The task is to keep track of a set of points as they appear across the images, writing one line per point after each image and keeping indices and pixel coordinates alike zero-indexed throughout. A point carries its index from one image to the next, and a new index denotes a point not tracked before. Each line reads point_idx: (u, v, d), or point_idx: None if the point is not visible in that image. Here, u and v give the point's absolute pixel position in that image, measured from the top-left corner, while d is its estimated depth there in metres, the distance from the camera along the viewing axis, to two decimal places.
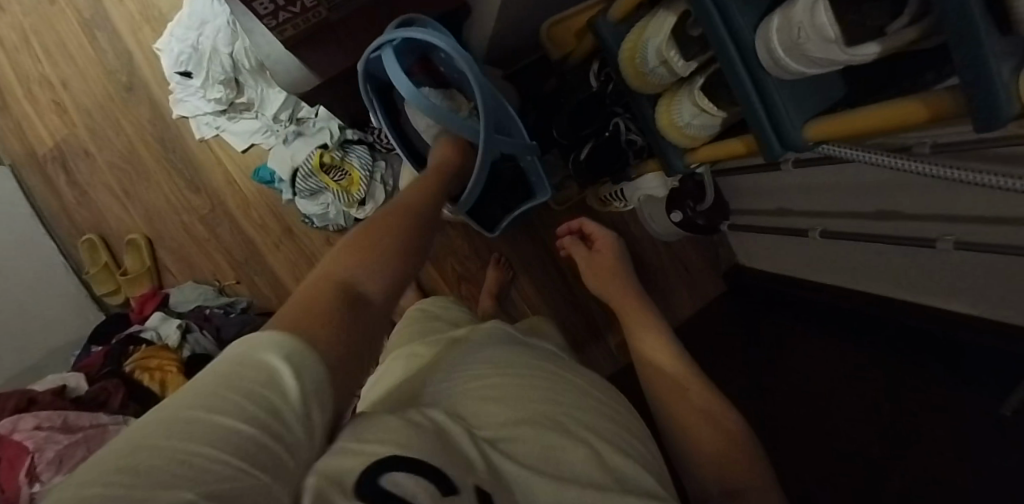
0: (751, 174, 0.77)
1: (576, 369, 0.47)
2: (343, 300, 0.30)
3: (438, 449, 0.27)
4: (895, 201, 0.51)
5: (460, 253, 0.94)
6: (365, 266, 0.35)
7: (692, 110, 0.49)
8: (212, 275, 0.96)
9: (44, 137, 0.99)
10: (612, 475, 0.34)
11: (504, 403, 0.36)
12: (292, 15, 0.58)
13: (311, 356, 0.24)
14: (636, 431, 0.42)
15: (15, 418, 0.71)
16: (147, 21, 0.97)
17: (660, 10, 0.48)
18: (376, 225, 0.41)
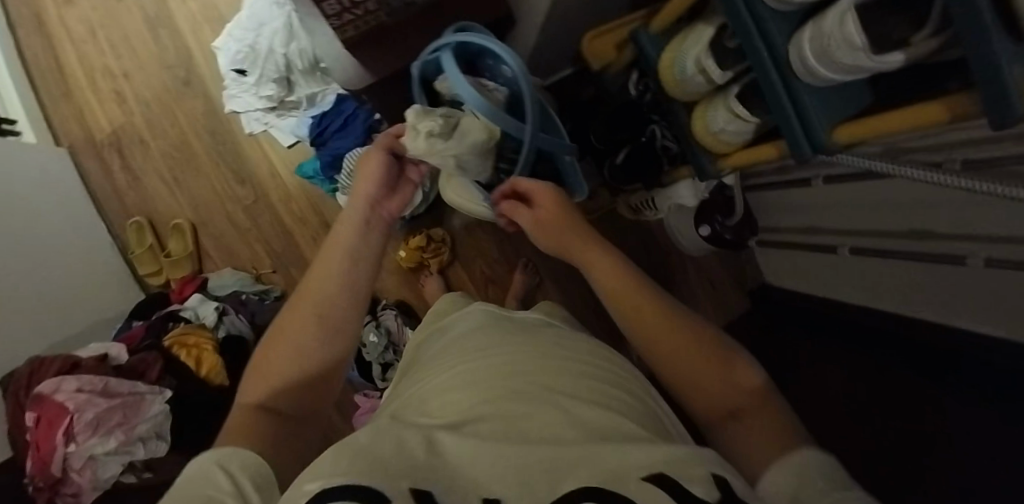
0: (779, 191, 0.81)
1: (576, 340, 0.47)
2: (263, 424, 0.35)
3: (374, 462, 0.23)
4: (926, 219, 0.53)
5: (489, 256, 0.97)
6: (275, 382, 0.39)
7: (726, 117, 0.53)
8: (249, 263, 1.00)
9: (103, 124, 1.07)
10: (589, 428, 0.30)
11: (467, 398, 0.34)
12: (355, 17, 0.63)
13: (244, 454, 0.31)
14: (636, 393, 0.41)
15: (60, 378, 0.76)
16: (207, 21, 1.04)
17: (698, 24, 0.53)
18: (288, 318, 0.42)
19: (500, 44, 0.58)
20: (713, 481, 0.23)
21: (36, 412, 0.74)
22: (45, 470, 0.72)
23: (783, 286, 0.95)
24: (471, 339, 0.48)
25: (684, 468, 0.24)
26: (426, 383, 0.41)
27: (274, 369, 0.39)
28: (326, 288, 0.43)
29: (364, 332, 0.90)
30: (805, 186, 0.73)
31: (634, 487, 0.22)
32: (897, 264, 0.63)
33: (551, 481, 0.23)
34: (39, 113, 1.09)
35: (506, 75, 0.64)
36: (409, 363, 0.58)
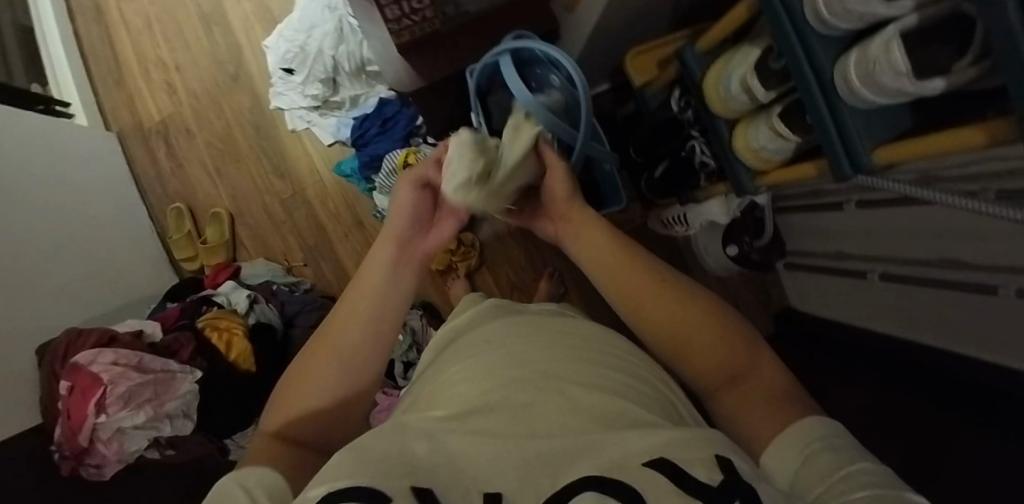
0: (808, 214, 0.83)
1: (590, 329, 0.49)
2: (289, 452, 0.35)
3: (381, 464, 0.25)
4: (960, 250, 0.55)
5: (516, 262, 0.99)
6: (303, 407, 0.38)
7: (768, 135, 0.55)
8: (282, 255, 1.04)
9: (152, 112, 1.12)
10: (600, 422, 0.31)
11: (477, 392, 0.36)
12: (412, 23, 0.67)
13: (262, 469, 0.32)
14: (644, 376, 0.42)
15: (97, 350, 0.78)
16: (259, 21, 1.10)
17: (744, 45, 0.55)
18: (314, 355, 0.40)
19: (557, 49, 0.60)
20: (717, 464, 0.24)
21: (69, 382, 0.76)
22: (72, 439, 0.73)
23: (807, 311, 0.96)
24: (482, 336, 0.49)
25: (689, 453, 0.25)
26: (439, 381, 0.43)
27: (298, 402, 0.39)
28: (353, 329, 0.40)
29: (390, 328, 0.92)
30: (836, 210, 0.75)
31: (636, 476, 0.23)
32: (924, 292, 0.65)
33: (551, 476, 0.25)
34: (92, 98, 1.15)
35: (554, 85, 0.68)
36: (428, 356, 0.60)
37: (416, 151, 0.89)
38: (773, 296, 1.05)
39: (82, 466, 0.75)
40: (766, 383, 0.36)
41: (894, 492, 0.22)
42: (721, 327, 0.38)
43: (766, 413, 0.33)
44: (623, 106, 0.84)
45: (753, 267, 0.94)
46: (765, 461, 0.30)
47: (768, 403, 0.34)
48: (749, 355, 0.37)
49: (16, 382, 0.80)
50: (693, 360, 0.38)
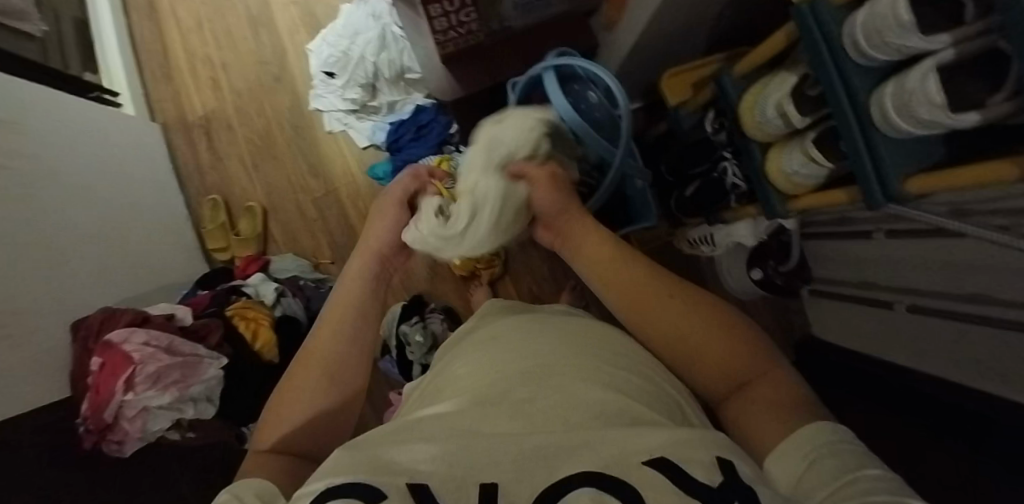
0: (837, 242, 0.84)
1: (603, 329, 0.53)
2: (282, 459, 0.41)
3: (377, 466, 0.32)
4: (985, 285, 0.56)
5: (537, 274, 1.02)
6: (289, 421, 0.44)
7: (801, 160, 0.56)
8: (310, 251, 1.07)
9: (196, 107, 1.18)
10: (597, 412, 0.35)
11: (477, 394, 0.41)
12: (457, 36, 0.70)
13: (264, 481, 0.37)
14: (657, 379, 0.45)
15: (130, 329, 0.81)
16: (304, 25, 1.15)
17: (782, 72, 0.57)
18: (298, 374, 0.47)
19: (599, 66, 0.63)
20: (716, 466, 0.28)
21: (100, 358, 0.78)
22: (97, 415, 0.75)
23: (831, 340, 0.97)
24: (491, 338, 0.54)
25: (688, 453, 0.29)
26: (450, 382, 0.47)
27: (285, 419, 0.44)
28: (329, 350, 0.48)
29: (410, 332, 0.95)
30: (864, 238, 0.76)
31: (633, 473, 0.28)
32: (949, 325, 0.65)
33: (546, 468, 0.30)
34: (140, 90, 1.20)
35: (591, 101, 0.71)
36: (444, 352, 0.64)
37: (450, 159, 0.92)
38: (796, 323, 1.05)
39: (104, 442, 0.76)
40: (774, 389, 0.38)
41: (893, 495, 0.23)
42: (733, 337, 0.41)
43: (774, 416, 0.36)
44: (656, 125, 0.87)
45: (778, 293, 0.94)
46: (767, 464, 0.33)
47: (773, 406, 0.36)
48: (762, 367, 0.40)
49: (55, 355, 0.83)
50: (701, 369, 0.41)
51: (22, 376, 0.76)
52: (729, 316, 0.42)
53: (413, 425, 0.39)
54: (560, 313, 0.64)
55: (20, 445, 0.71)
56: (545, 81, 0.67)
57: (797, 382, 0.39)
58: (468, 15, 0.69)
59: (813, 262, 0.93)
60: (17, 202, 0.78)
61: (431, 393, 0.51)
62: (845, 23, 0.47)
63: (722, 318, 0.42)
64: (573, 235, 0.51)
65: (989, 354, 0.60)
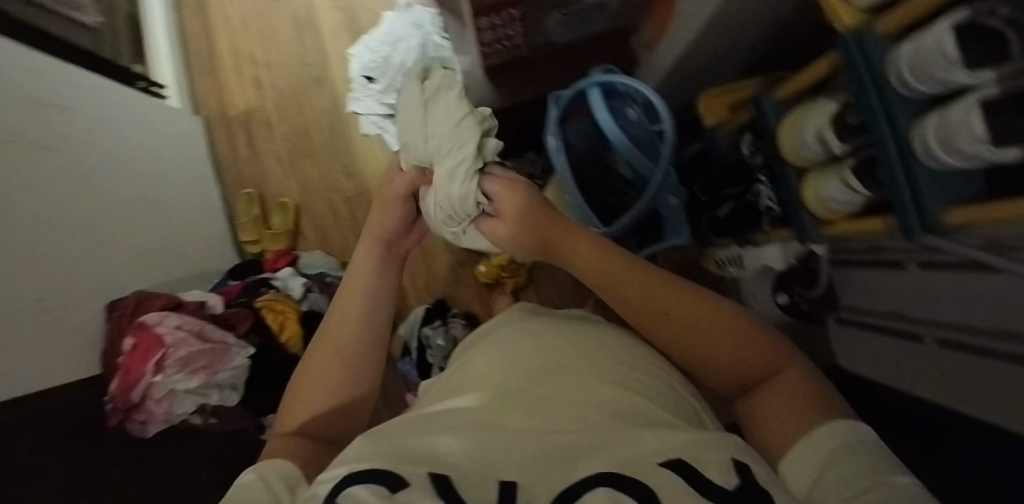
0: (869, 271, 0.85)
1: (621, 343, 0.55)
2: (301, 443, 0.44)
3: (399, 456, 0.33)
4: (1011, 321, 0.56)
5: (560, 287, 1.12)
6: (305, 409, 0.48)
7: (840, 187, 0.58)
8: (339, 250, 1.12)
9: (239, 103, 1.23)
10: (604, 412, 0.39)
11: (498, 393, 0.43)
12: (504, 50, 0.73)
13: (289, 467, 0.40)
14: (668, 391, 0.48)
15: (163, 313, 0.83)
16: (348, 31, 1.19)
17: (823, 99, 0.58)
18: (315, 360, 0.51)
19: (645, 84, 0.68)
20: (733, 468, 0.29)
21: (133, 338, 0.79)
22: (125, 394, 0.77)
23: (854, 369, 0.97)
24: (507, 341, 0.56)
25: (703, 455, 0.30)
26: (472, 378, 0.50)
27: (304, 403, 0.48)
28: (344, 336, 0.52)
29: (433, 334, 1.02)
30: (895, 268, 0.77)
31: (648, 474, 0.29)
32: (975, 360, 0.65)
33: (565, 468, 0.31)
34: (185, 84, 1.25)
35: (630, 118, 0.75)
36: (463, 347, 0.66)
37: None
38: (819, 350, 1.06)
39: (129, 420, 0.79)
40: (793, 386, 0.39)
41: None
42: (752, 346, 0.42)
43: (795, 423, 0.36)
44: (689, 144, 0.89)
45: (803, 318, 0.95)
46: (785, 469, 0.34)
47: (794, 412, 0.37)
48: (776, 371, 0.41)
49: (90, 333, 0.87)
50: (725, 375, 0.43)
51: (55, 352, 0.78)
52: (745, 324, 0.44)
53: (434, 418, 0.41)
54: (579, 316, 0.66)
55: (48, 419, 0.73)
56: (591, 96, 0.72)
57: (821, 385, 0.40)
58: (513, 29, 0.71)
59: (842, 291, 0.95)
60: (63, 184, 0.81)
61: (456, 386, 0.52)
62: (891, 54, 0.48)
63: (740, 329, 0.44)
64: (571, 251, 0.54)
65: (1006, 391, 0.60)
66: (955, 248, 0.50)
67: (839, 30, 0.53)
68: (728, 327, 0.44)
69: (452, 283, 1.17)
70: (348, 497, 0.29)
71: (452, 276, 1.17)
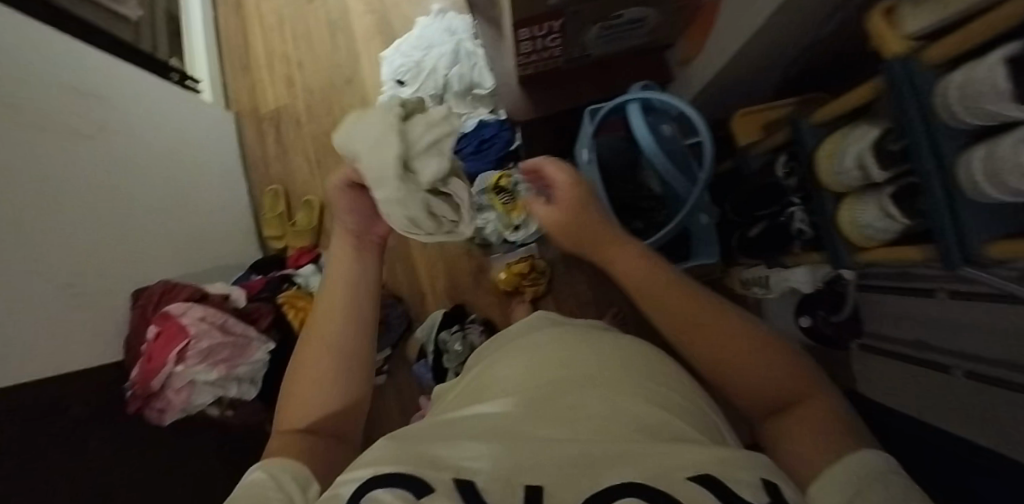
0: (897, 296, 0.84)
1: (644, 353, 0.55)
2: (304, 441, 0.44)
3: (422, 460, 0.34)
4: None
5: (580, 297, 1.13)
6: (304, 408, 0.47)
7: (876, 214, 0.58)
8: None
9: (270, 100, 1.26)
10: (634, 425, 0.38)
11: (521, 398, 0.42)
12: (536, 62, 0.78)
13: (301, 466, 0.40)
14: (697, 409, 0.48)
15: (189, 304, 0.84)
16: (380, 34, 1.22)
17: (861, 125, 0.59)
18: (308, 359, 0.50)
19: (682, 100, 0.68)
20: (765, 491, 0.30)
21: (157, 327, 0.80)
22: (145, 381, 0.77)
23: (874, 394, 0.97)
24: (526, 348, 0.56)
25: (733, 473, 0.31)
26: (493, 383, 0.50)
27: (303, 404, 0.48)
28: (330, 332, 0.50)
29: (450, 339, 1.04)
30: (927, 297, 0.76)
31: (677, 487, 0.30)
32: (1000, 393, 0.65)
33: (590, 477, 0.31)
34: (219, 79, 1.28)
35: (664, 134, 0.76)
36: (485, 352, 0.66)
37: (508, 176, 1.00)
38: (839, 372, 1.06)
39: (146, 408, 0.79)
40: (813, 413, 0.38)
41: None
42: (778, 367, 0.41)
43: (818, 444, 0.35)
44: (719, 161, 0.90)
45: (822, 342, 0.98)
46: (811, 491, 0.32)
47: (819, 434, 0.36)
48: (798, 393, 0.40)
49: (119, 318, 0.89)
50: (753, 394, 0.42)
51: (84, 336, 0.80)
52: (774, 345, 0.43)
53: (456, 423, 0.41)
54: (599, 326, 0.65)
55: (71, 404, 0.74)
56: (630, 111, 0.73)
57: (841, 409, 0.39)
58: (552, 42, 0.73)
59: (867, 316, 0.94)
60: (97, 173, 0.83)
61: (477, 390, 0.52)
62: (939, 84, 0.47)
63: (769, 351, 0.42)
64: (608, 253, 0.54)
65: None
66: (1000, 284, 0.49)
67: (884, 56, 0.52)
68: (755, 348, 0.43)
69: (471, 287, 1.17)
70: (374, 500, 0.30)
71: (474, 281, 1.17)
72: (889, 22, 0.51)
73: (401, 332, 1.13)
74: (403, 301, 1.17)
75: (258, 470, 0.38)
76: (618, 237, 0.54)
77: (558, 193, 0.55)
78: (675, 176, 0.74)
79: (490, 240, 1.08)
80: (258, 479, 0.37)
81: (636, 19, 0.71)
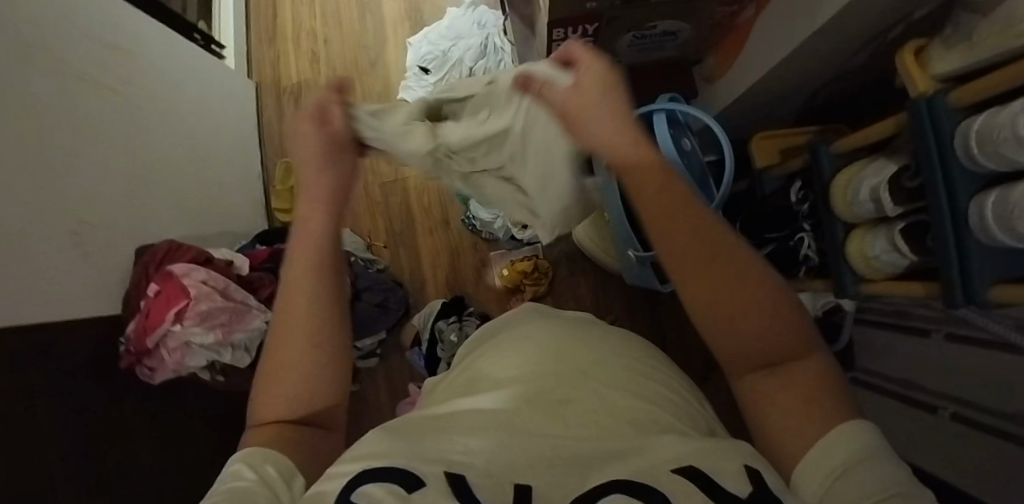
0: (894, 334, 0.85)
1: (636, 355, 0.56)
2: (294, 436, 0.37)
3: (415, 454, 0.33)
4: None
5: (580, 301, 1.14)
6: (282, 401, 0.39)
7: (884, 247, 0.59)
8: (366, 232, 1.20)
9: (292, 73, 1.27)
10: (625, 421, 0.40)
11: (518, 391, 0.44)
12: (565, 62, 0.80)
13: (284, 462, 0.34)
14: (689, 412, 0.49)
15: (192, 265, 0.85)
16: (408, 21, 1.24)
17: (880, 158, 0.60)
18: (284, 340, 0.40)
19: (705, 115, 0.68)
20: (746, 476, 0.30)
21: (157, 286, 0.81)
22: (140, 338, 0.79)
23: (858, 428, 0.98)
24: (523, 342, 0.56)
25: (719, 463, 0.31)
26: (483, 379, 0.51)
27: (276, 393, 0.40)
28: (308, 312, 0.41)
29: (446, 329, 1.04)
30: (922, 336, 0.77)
31: (664, 481, 0.30)
32: (982, 436, 0.66)
33: (579, 478, 0.32)
34: (244, 48, 1.29)
35: (685, 147, 0.77)
36: (469, 350, 0.66)
37: None
38: None
39: (139, 364, 0.81)
40: (808, 386, 0.33)
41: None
42: (792, 327, 0.35)
43: (812, 430, 0.31)
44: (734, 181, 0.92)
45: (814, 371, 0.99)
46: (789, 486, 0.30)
47: (806, 422, 0.31)
48: (801, 343, 0.35)
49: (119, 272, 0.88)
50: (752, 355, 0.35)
51: (89, 284, 0.80)
52: (776, 297, 0.35)
53: (449, 416, 0.40)
54: (586, 318, 0.68)
55: (63, 351, 0.73)
56: (656, 121, 0.74)
57: (827, 359, 0.35)
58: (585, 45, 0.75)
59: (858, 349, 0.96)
60: (110, 123, 0.82)
61: (471, 381, 0.53)
62: (960, 127, 0.48)
63: (777, 305, 0.34)
64: (605, 133, 0.38)
65: (1006, 466, 0.61)
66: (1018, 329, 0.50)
67: (910, 94, 0.53)
68: (751, 286, 0.34)
69: (473, 281, 1.18)
70: (364, 495, 0.29)
71: (476, 274, 1.18)
72: (918, 61, 0.53)
73: (398, 317, 1.13)
74: (403, 287, 1.18)
75: (242, 471, 0.32)
76: (624, 115, 0.39)
77: (585, 67, 0.41)
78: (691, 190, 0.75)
79: (497, 233, 1.14)
80: (245, 483, 0.31)
81: (670, 31, 0.73)
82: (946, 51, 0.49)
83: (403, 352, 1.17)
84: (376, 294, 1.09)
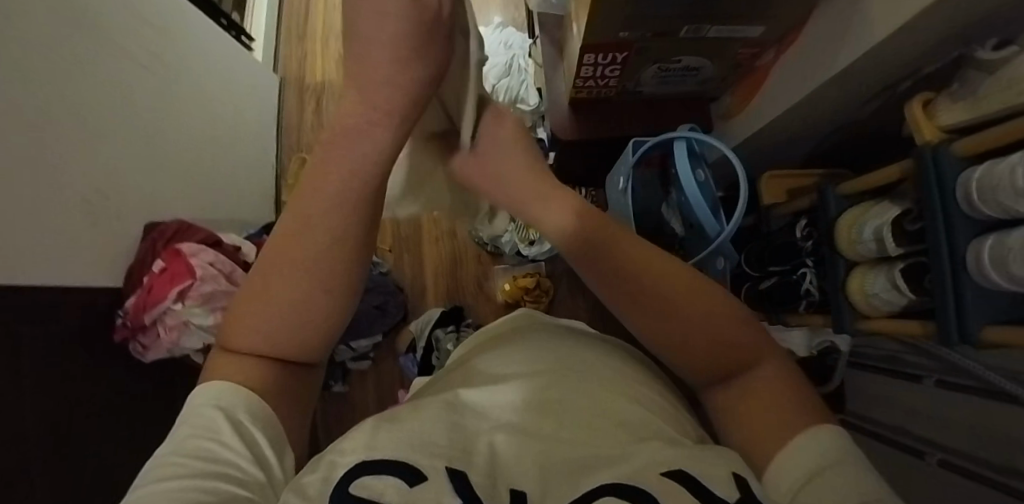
0: (885, 379, 0.88)
1: (640, 367, 0.57)
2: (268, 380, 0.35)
3: (416, 447, 0.32)
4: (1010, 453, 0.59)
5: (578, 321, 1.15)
6: (252, 340, 0.35)
7: (882, 286, 0.63)
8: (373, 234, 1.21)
9: (317, 72, 1.36)
10: (618, 424, 0.39)
11: (519, 388, 0.44)
12: (593, 86, 0.88)
13: (266, 423, 0.32)
14: (690, 423, 0.51)
15: (203, 247, 0.89)
16: None
17: (882, 202, 0.64)
18: (278, 272, 0.36)
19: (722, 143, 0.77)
20: (734, 483, 0.29)
21: (163, 263, 0.85)
22: (140, 312, 0.82)
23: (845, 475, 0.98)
24: (526, 338, 0.58)
25: (707, 468, 0.30)
26: (469, 382, 0.50)
27: (251, 327, 0.35)
28: (335, 262, 0.37)
29: (444, 338, 1.04)
30: (911, 381, 0.80)
31: (655, 483, 0.29)
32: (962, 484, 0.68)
33: (571, 483, 0.31)
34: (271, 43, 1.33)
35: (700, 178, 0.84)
36: (464, 350, 0.67)
37: None
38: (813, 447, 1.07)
39: (133, 340, 0.86)
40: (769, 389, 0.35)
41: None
42: (713, 334, 0.38)
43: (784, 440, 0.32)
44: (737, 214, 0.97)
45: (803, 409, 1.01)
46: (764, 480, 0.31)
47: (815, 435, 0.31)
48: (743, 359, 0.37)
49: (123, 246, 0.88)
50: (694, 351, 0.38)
51: (95, 253, 0.80)
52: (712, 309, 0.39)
53: (455, 408, 0.40)
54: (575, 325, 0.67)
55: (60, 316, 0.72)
56: (678, 149, 0.81)
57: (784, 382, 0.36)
58: (612, 71, 0.82)
59: (851, 394, 0.99)
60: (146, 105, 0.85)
61: (475, 371, 0.53)
62: (962, 177, 0.51)
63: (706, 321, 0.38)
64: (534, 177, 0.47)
65: None
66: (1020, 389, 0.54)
67: (918, 142, 0.57)
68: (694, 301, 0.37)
69: (474, 292, 1.18)
70: (362, 487, 0.28)
71: (478, 285, 1.18)
72: (927, 113, 0.57)
73: (397, 321, 1.13)
74: (404, 292, 1.18)
75: (214, 424, 0.29)
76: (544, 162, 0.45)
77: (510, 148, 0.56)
78: (710, 220, 0.80)
79: (502, 248, 1.13)
80: (226, 452, 0.28)
81: (692, 67, 0.82)
82: (951, 104, 0.53)
83: (395, 356, 1.16)
84: (377, 296, 1.09)
